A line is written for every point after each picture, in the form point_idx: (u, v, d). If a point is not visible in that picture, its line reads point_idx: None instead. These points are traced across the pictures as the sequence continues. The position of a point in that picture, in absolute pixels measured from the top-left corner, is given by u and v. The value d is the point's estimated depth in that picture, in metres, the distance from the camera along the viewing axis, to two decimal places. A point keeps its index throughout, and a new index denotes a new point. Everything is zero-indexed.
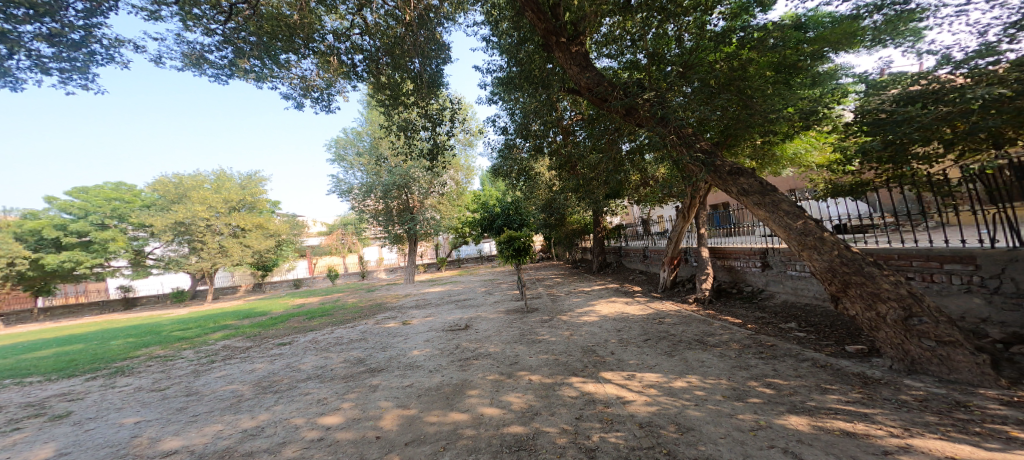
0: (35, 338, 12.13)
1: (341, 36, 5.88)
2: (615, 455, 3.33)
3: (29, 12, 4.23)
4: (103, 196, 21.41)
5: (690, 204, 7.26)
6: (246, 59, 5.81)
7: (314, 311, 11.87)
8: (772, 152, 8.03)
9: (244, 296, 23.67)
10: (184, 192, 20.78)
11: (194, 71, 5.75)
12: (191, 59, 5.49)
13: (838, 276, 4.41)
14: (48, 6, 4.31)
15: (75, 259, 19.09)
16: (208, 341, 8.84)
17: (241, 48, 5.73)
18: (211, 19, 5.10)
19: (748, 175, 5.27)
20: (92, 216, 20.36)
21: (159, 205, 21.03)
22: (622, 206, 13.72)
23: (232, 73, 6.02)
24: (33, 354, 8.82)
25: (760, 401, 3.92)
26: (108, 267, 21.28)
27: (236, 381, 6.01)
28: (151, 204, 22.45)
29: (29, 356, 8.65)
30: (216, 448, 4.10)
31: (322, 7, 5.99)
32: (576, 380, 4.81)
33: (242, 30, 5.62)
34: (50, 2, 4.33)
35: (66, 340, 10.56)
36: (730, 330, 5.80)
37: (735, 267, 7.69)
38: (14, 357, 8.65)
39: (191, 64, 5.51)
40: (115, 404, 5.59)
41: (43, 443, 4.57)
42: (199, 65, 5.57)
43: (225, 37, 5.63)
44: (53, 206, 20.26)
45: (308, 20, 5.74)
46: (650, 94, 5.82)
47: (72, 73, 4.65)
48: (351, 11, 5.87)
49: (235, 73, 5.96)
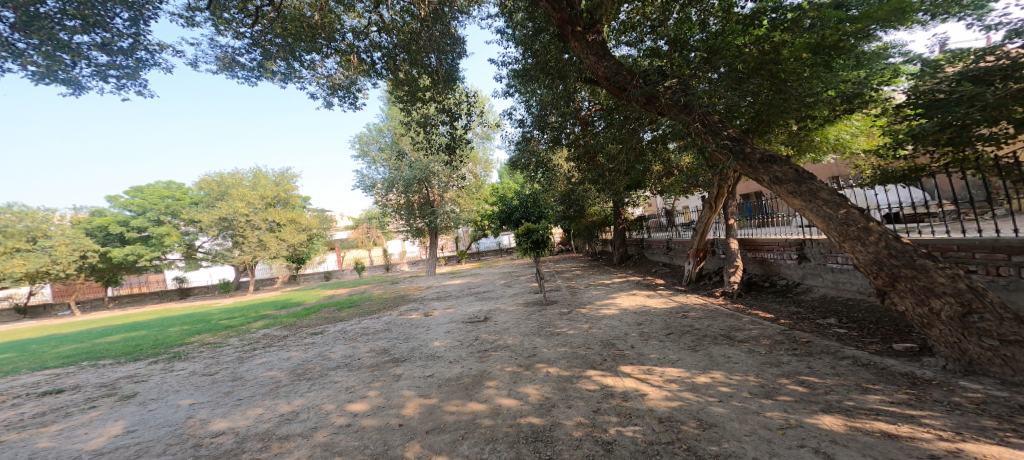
0: (106, 325, 13.49)
1: (360, 34, 6.11)
2: (632, 450, 3.27)
3: (82, 23, 4.68)
4: (157, 194, 23.48)
5: (718, 194, 6.87)
6: (273, 60, 6.14)
7: (344, 302, 12.44)
8: (810, 139, 7.58)
9: (281, 287, 25.16)
10: (227, 189, 22.34)
11: (230, 74, 6.16)
12: (225, 63, 5.88)
13: (885, 269, 4.07)
14: (100, 17, 4.75)
15: (137, 252, 21.05)
16: (250, 329, 9.44)
17: (269, 50, 6.05)
18: (240, 22, 5.36)
19: (782, 163, 5.00)
20: (150, 212, 22.43)
21: (206, 202, 22.69)
22: (644, 196, 13.32)
23: (261, 76, 6.34)
24: (105, 339, 9.79)
25: (791, 400, 3.70)
26: (165, 260, 23.32)
27: (275, 368, 6.39)
28: (198, 201, 24.35)
29: (103, 340, 9.65)
30: (257, 431, 4.39)
31: (341, 7, 6.25)
32: (594, 374, 4.72)
33: (269, 33, 5.87)
34: (102, 14, 4.78)
35: (132, 327, 11.69)
36: (761, 324, 5.47)
37: (768, 260, 7.22)
38: (90, 341, 9.65)
39: (225, 68, 5.90)
40: (173, 386, 6.12)
41: (114, 421, 5.11)
42: (232, 68, 5.95)
43: (254, 41, 5.91)
44: (116, 204, 22.43)
45: (328, 20, 6.00)
46: (672, 80, 5.60)
47: (125, 80, 5.08)
48: (369, 10, 6.01)
49: (264, 74, 6.28)
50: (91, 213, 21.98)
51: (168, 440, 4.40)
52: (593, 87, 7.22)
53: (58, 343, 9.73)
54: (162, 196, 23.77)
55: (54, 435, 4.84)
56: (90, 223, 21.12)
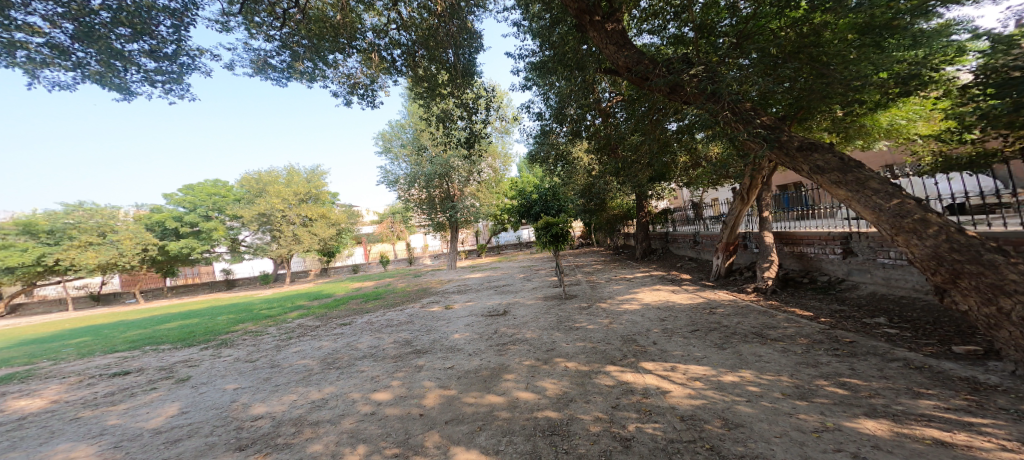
0: (165, 313, 14.78)
1: (380, 33, 6.34)
2: (651, 447, 3.14)
3: (131, 31, 4.90)
4: (205, 192, 25.38)
5: (751, 185, 6.54)
6: (301, 61, 6.40)
7: (370, 294, 12.90)
8: (859, 125, 7.04)
9: (314, 279, 26.51)
10: (264, 187, 23.69)
11: (263, 76, 6.57)
12: (259, 65, 6.28)
13: (944, 265, 3.68)
14: (147, 26, 4.98)
15: (190, 245, 22.81)
16: (287, 319, 10.02)
17: (296, 51, 6.31)
18: (269, 25, 5.69)
19: (824, 151, 4.64)
20: (199, 208, 24.30)
21: (247, 199, 24.21)
22: (669, 188, 12.87)
23: (291, 76, 6.67)
24: (163, 326, 10.71)
25: (829, 403, 3.40)
26: (214, 253, 25.26)
27: (307, 356, 6.72)
28: (241, 197, 26.12)
29: (162, 327, 10.59)
30: (290, 417, 4.63)
31: (361, 6, 6.48)
32: (614, 369, 4.59)
33: (296, 35, 6.15)
34: (147, 22, 4.99)
35: (186, 315, 12.73)
36: (798, 323, 5.10)
37: (808, 255, 6.72)
38: (151, 327, 10.60)
39: (258, 70, 6.31)
40: (220, 371, 6.60)
41: (170, 402, 5.57)
42: (264, 70, 6.35)
43: (283, 43, 6.21)
44: (172, 202, 24.48)
45: (349, 19, 6.27)
46: (698, 68, 5.39)
47: (171, 84, 5.48)
48: (388, 7, 6.21)
49: (293, 75, 6.60)
50: (151, 210, 24.01)
51: (214, 422, 4.74)
52: (613, 77, 7.08)
53: (124, 329, 10.75)
54: (209, 193, 25.59)
55: (121, 413, 5.35)
56: (149, 218, 23.15)
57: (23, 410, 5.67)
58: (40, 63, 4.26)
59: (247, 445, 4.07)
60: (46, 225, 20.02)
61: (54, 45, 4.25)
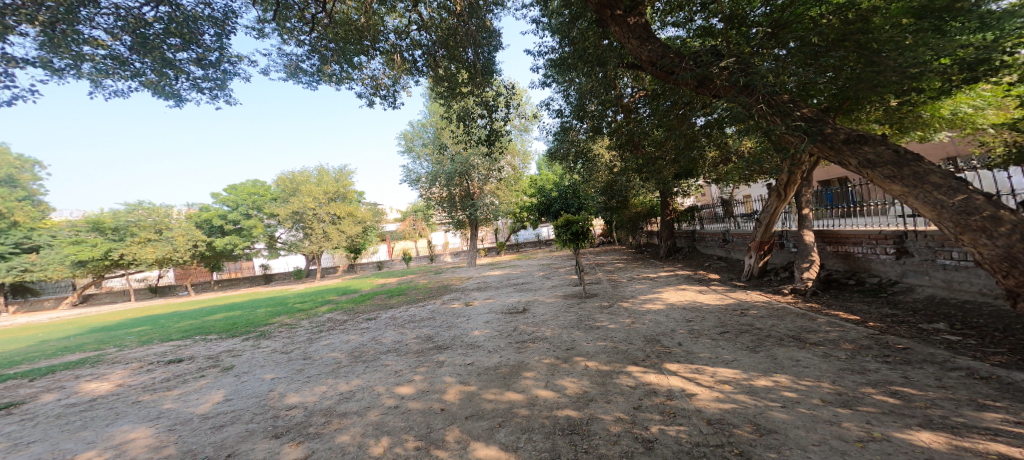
0: (211, 305, 15.90)
1: (401, 34, 6.57)
2: (675, 450, 3.00)
3: (181, 41, 5.37)
4: (246, 192, 27.17)
5: (789, 181, 6.21)
6: (330, 64, 6.73)
7: (394, 290, 13.27)
8: (916, 115, 6.48)
9: (343, 275, 27.72)
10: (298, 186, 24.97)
11: (295, 79, 6.98)
12: (291, 69, 6.69)
13: (1018, 266, 3.28)
14: (194, 35, 5.42)
15: (234, 241, 24.57)
16: (318, 313, 10.51)
17: (325, 55, 6.62)
18: (298, 30, 6.04)
19: (875, 143, 4.21)
20: (242, 207, 26.04)
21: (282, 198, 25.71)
22: (696, 185, 12.41)
23: (320, 79, 7.05)
24: (210, 317, 11.51)
25: (876, 411, 3.09)
26: (254, 249, 26.99)
27: (336, 349, 7.00)
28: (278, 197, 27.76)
29: (209, 318, 11.38)
30: (321, 407, 4.84)
31: (384, 8, 6.73)
32: (636, 370, 4.44)
33: (324, 39, 6.45)
34: (195, 32, 5.43)
35: (230, 308, 13.62)
36: (842, 327, 4.70)
37: (854, 255, 6.21)
38: (199, 319, 11.41)
39: (291, 73, 6.73)
40: (260, 361, 7.00)
41: (216, 390, 5.97)
42: (297, 73, 6.76)
43: (313, 47, 6.54)
44: (218, 201, 26.34)
45: (372, 22, 6.55)
46: (729, 60, 5.18)
47: (216, 90, 5.95)
48: (409, 9, 6.42)
49: (323, 78, 6.97)
50: (200, 209, 25.90)
51: (254, 410, 5.04)
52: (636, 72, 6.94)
53: (178, 319, 11.68)
54: (250, 192, 27.38)
55: (175, 398, 5.80)
56: (199, 216, 25.12)
57: (93, 392, 6.28)
58: (104, 73, 4.78)
59: (281, 433, 4.27)
60: (111, 223, 22.00)
61: (116, 57, 4.75)
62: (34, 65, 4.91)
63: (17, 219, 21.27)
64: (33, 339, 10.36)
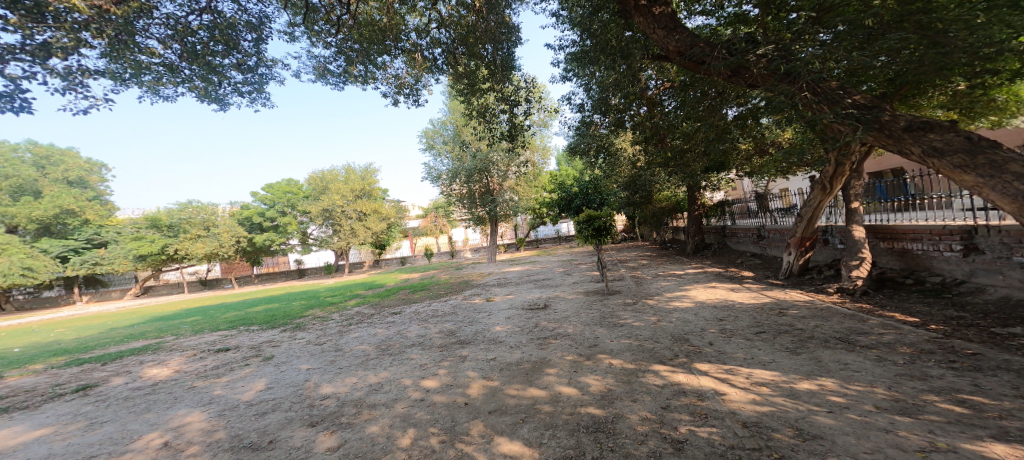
0: (253, 298, 16.96)
1: (421, 32, 6.70)
2: (707, 452, 2.84)
3: (224, 48, 5.78)
4: (281, 190, 28.70)
5: (837, 173, 5.74)
6: (355, 65, 6.98)
7: (418, 285, 13.59)
8: (989, 100, 5.80)
9: (369, 269, 28.78)
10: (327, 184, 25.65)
11: (324, 81, 7.30)
12: (319, 71, 7.00)
13: None
14: (234, 41, 5.80)
15: (271, 237, 26.11)
16: (348, 306, 10.95)
17: (350, 56, 6.87)
18: (325, 32, 6.32)
19: (943, 129, 3.79)
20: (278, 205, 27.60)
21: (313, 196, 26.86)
22: (727, 179, 11.84)
23: (346, 80, 7.33)
24: (251, 310, 12.25)
25: (941, 420, 2.77)
26: (289, 245, 28.54)
27: (365, 342, 7.24)
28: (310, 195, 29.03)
29: (251, 310, 12.12)
30: (352, 398, 5.01)
31: (405, 8, 6.88)
32: (663, 369, 4.26)
33: (349, 40, 6.69)
34: (235, 38, 5.81)
35: (268, 300, 14.44)
36: (897, 330, 4.28)
37: (912, 252, 5.66)
38: (242, 311, 12.17)
39: (319, 75, 7.04)
40: (297, 352, 7.38)
41: (258, 378, 6.35)
42: (325, 75, 7.08)
43: (339, 49, 6.78)
44: (257, 199, 27.95)
45: (395, 21, 6.73)
46: (767, 47, 4.88)
47: (254, 93, 6.33)
48: (428, 8, 6.55)
49: (349, 79, 7.25)
50: (241, 208, 27.67)
51: (292, 399, 5.30)
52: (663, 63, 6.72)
53: (224, 311, 12.53)
54: (285, 191, 28.94)
55: (224, 385, 6.23)
56: (243, 215, 26.89)
57: (155, 377, 6.86)
58: (159, 81, 5.23)
59: (317, 422, 4.46)
60: (167, 220, 23.89)
61: (167, 65, 5.17)
62: (103, 76, 5.45)
63: (88, 216, 23.72)
64: (103, 327, 11.46)
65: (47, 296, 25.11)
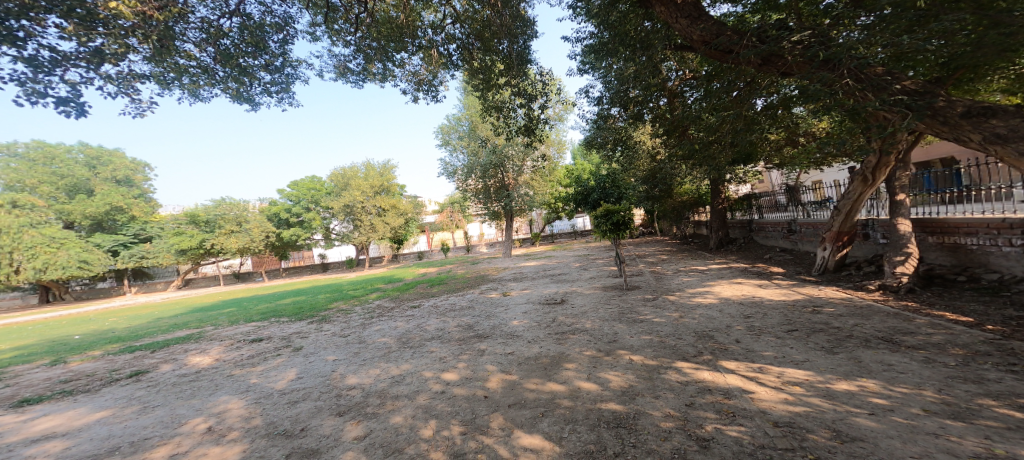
0: (283, 291, 17.75)
1: (436, 28, 6.77)
2: (734, 451, 2.71)
3: (254, 50, 6.05)
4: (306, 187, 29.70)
5: (882, 164, 5.34)
6: (373, 63, 7.12)
7: (436, 279, 13.83)
8: None
9: (388, 264, 29.58)
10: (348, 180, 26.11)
11: (344, 79, 7.50)
12: (340, 69, 7.20)
13: None
14: (262, 43, 6.05)
15: (297, 233, 27.19)
16: (370, 300, 11.26)
17: (368, 54, 7.01)
18: (345, 31, 6.47)
19: (1008, 113, 3.43)
20: (304, 201, 28.68)
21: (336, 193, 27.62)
22: (754, 171, 11.34)
23: (365, 77, 7.48)
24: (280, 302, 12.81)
25: (1001, 426, 2.53)
26: (313, 240, 29.66)
27: (387, 334, 7.42)
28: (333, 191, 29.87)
29: (281, 303, 12.67)
30: (376, 388, 5.14)
31: (420, 5, 6.96)
32: (687, 366, 4.11)
33: (367, 38, 6.82)
34: (263, 40, 6.07)
35: (296, 293, 15.07)
36: (946, 330, 3.95)
37: (965, 247, 5.20)
38: (273, 303, 12.74)
39: (341, 73, 7.25)
40: (324, 343, 7.65)
41: (290, 367, 6.63)
42: (345, 74, 7.28)
43: (358, 47, 6.95)
44: (286, 196, 29.04)
45: (411, 18, 6.82)
46: (804, 33, 4.61)
47: (282, 93, 6.59)
48: (442, 4, 6.60)
49: (367, 76, 7.40)
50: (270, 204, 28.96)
51: (321, 388, 5.50)
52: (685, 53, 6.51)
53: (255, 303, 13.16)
54: (309, 188, 30.00)
55: (259, 374, 6.55)
56: (273, 212, 28.17)
57: (197, 365, 7.30)
58: (196, 83, 5.53)
59: (344, 411, 4.61)
60: (205, 217, 25.30)
61: (204, 67, 5.46)
62: (149, 79, 5.82)
63: (134, 213, 25.48)
64: (150, 317, 12.27)
65: (102, 288, 27.27)
